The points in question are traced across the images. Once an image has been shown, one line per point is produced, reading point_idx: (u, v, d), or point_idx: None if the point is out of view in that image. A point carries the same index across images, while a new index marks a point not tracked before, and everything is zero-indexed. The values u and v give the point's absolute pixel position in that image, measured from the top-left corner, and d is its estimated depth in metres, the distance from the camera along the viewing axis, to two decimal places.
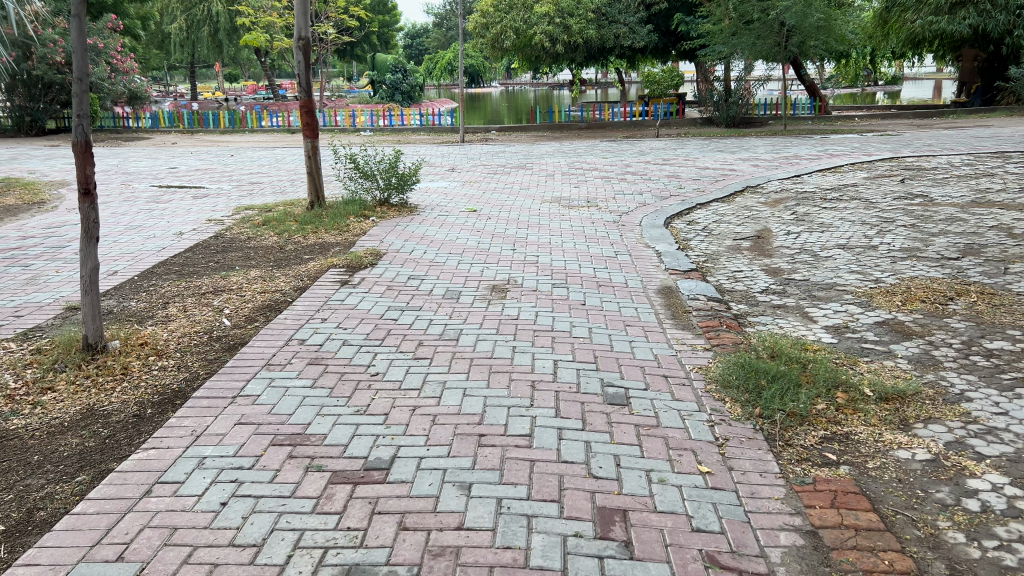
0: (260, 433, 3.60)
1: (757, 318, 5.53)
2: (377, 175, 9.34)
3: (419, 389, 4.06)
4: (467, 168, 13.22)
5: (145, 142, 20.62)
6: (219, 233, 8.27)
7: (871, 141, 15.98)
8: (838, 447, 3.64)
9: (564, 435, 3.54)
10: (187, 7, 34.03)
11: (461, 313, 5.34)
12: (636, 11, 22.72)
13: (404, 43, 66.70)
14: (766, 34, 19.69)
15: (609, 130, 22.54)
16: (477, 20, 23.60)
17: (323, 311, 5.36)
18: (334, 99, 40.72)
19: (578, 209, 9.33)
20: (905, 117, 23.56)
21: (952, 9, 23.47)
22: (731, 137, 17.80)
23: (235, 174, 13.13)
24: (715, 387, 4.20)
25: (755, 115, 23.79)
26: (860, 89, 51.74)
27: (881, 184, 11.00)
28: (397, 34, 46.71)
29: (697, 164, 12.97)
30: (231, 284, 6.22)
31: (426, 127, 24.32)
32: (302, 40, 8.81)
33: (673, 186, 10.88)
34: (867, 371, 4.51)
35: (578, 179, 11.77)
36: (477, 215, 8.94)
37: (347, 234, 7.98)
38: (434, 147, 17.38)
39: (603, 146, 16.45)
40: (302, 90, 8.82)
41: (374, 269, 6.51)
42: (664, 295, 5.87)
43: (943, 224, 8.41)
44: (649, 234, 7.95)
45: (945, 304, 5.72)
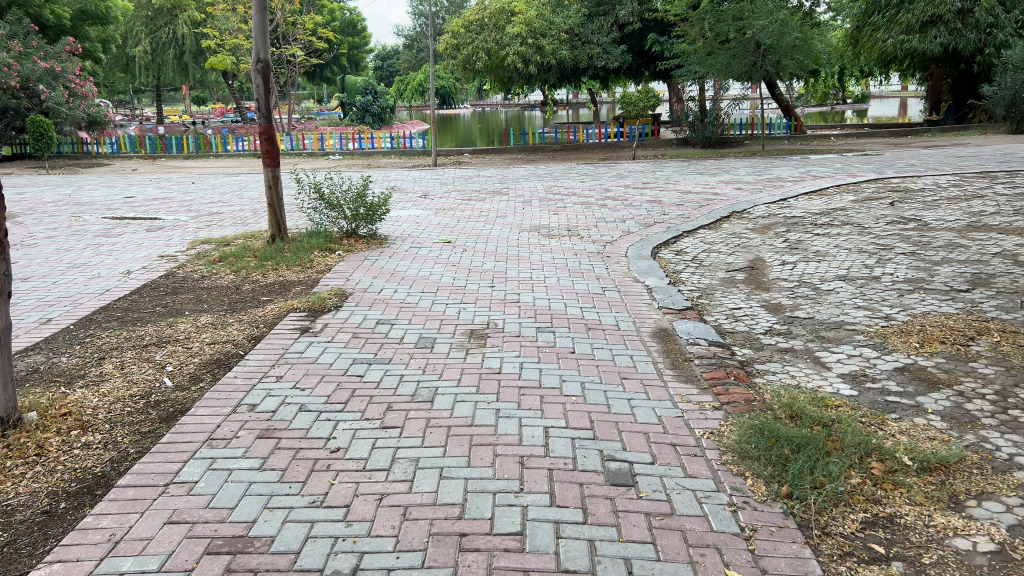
0: (193, 536, 2.95)
1: (765, 365, 4.99)
2: (344, 205, 8.73)
3: (388, 470, 3.44)
4: (441, 195, 12.64)
5: (104, 169, 19.80)
6: (171, 271, 7.59)
7: (853, 161, 15.67)
8: (885, 535, 3.10)
9: (563, 533, 2.97)
10: (151, 29, 33.31)
11: (436, 367, 4.72)
12: (609, 31, 22.28)
13: (375, 65, 66.20)
14: (742, 54, 19.44)
15: (584, 152, 22.19)
16: (449, 41, 23.35)
17: (278, 368, 4.72)
18: (303, 121, 39.99)
19: (558, 239, 8.78)
20: (879, 135, 23.46)
21: (923, 28, 23.50)
22: (710, 159, 17.40)
23: (195, 203, 12.43)
24: (731, 457, 3.64)
25: (730, 135, 23.57)
26: (829, 106, 52.13)
27: (870, 208, 10.61)
28: (366, 56, 46.22)
29: (679, 188, 12.51)
30: (178, 334, 5.55)
31: (397, 150, 23.76)
32: (260, 62, 8.20)
33: (657, 213, 10.37)
34: (897, 432, 3.98)
35: (557, 205, 11.24)
36: (452, 247, 8.36)
37: (311, 271, 7.35)
38: (405, 171, 16.81)
39: (581, 170, 15.95)
40: (262, 116, 8.20)
41: (338, 313, 5.90)
42: (660, 340, 5.31)
43: (943, 251, 7.99)
44: (636, 267, 7.41)
45: (967, 346, 5.23)
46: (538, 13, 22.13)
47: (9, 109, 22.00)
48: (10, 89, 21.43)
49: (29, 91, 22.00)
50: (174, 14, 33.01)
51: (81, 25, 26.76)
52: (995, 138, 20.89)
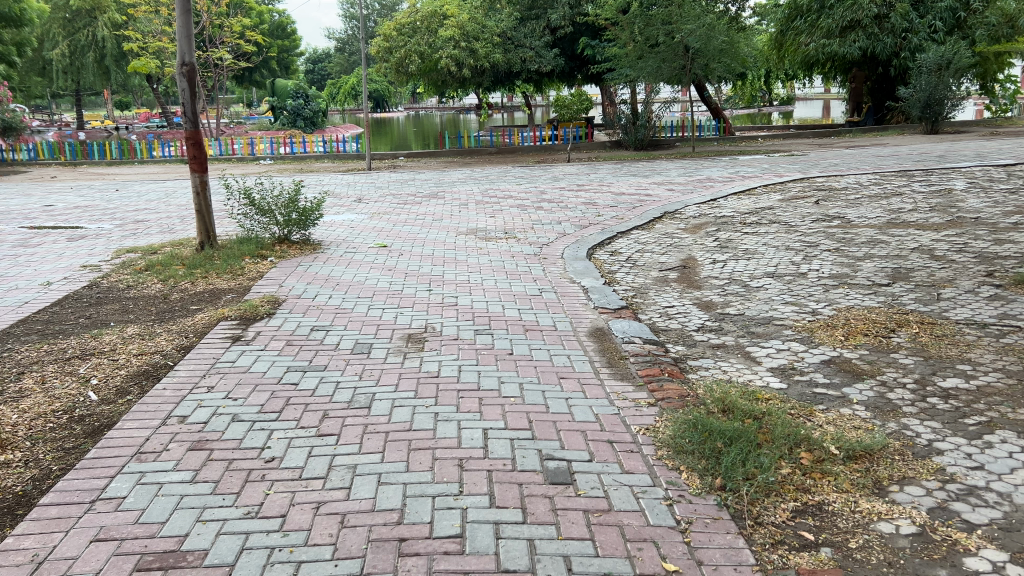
0: (121, 553, 2.86)
1: (698, 361, 5.09)
2: (275, 210, 8.58)
3: (325, 478, 3.40)
4: (375, 199, 12.53)
5: (22, 177, 19.03)
6: (94, 281, 7.33)
7: (780, 161, 16.12)
8: (814, 523, 3.20)
9: (503, 534, 2.98)
10: (69, 32, 32.19)
11: (373, 372, 4.68)
12: (542, 34, 22.47)
13: (306, 69, 65.25)
14: (671, 57, 19.78)
15: (520, 155, 22.29)
16: (380, 44, 23.11)
17: (210, 378, 4.61)
18: (233, 126, 39.12)
19: (494, 241, 8.80)
20: (804, 136, 24.20)
21: (843, 33, 24.33)
22: (643, 161, 17.67)
23: (119, 211, 12.04)
24: (667, 452, 3.71)
25: (662, 137, 23.99)
26: (757, 108, 53.54)
27: (797, 207, 10.93)
28: (297, 59, 45.47)
29: (613, 190, 12.68)
30: (103, 346, 5.36)
31: (330, 154, 23.45)
32: (185, 65, 7.99)
33: (591, 214, 10.48)
34: (825, 422, 4.11)
35: (492, 208, 11.26)
36: (388, 251, 8.29)
37: (242, 278, 7.20)
38: (339, 176, 16.61)
39: (516, 172, 16.01)
40: (188, 121, 8.00)
41: (271, 320, 5.79)
42: (597, 339, 5.37)
43: (866, 247, 8.28)
44: (572, 268, 7.48)
45: (888, 338, 5.44)
46: (470, 17, 22.16)
47: None
48: None
49: None
50: (93, 16, 31.96)
51: None
52: (912, 138, 21.75)
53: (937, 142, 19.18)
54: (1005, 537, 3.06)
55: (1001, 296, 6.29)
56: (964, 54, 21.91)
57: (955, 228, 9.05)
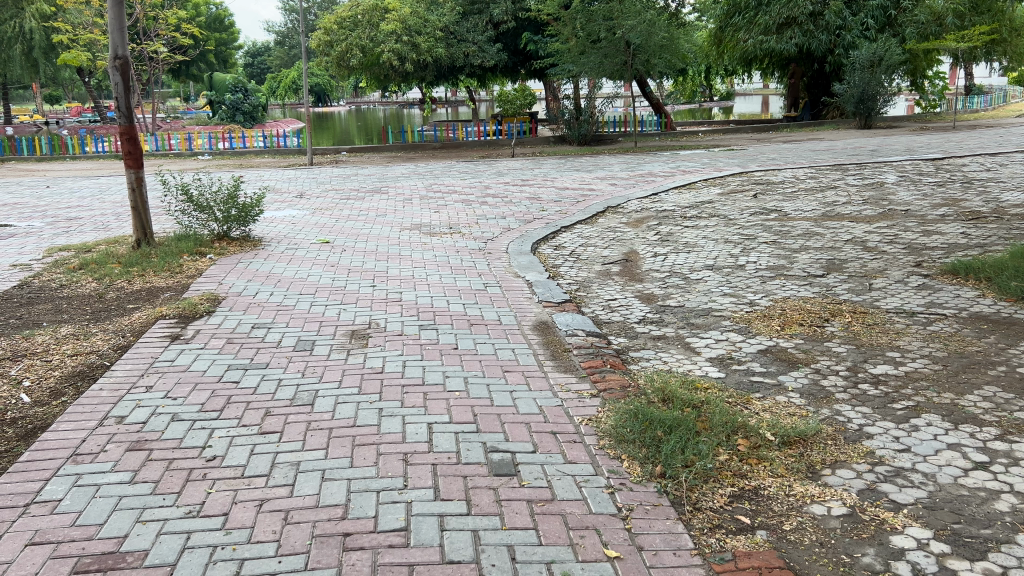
0: (58, 556, 2.80)
1: (639, 352, 5.19)
2: (214, 206, 8.43)
3: (268, 475, 3.38)
4: (317, 194, 12.41)
5: None
6: (25, 280, 7.10)
7: (719, 156, 16.44)
8: (750, 507, 3.30)
9: (447, 526, 3.01)
10: None
11: (316, 369, 4.66)
12: (484, 29, 22.57)
13: (245, 62, 63.93)
14: (613, 53, 19.96)
15: (464, 150, 22.32)
16: (321, 37, 22.81)
17: (148, 377, 4.53)
18: (168, 120, 38.13)
19: (439, 237, 8.80)
20: (743, 131, 24.72)
21: (779, 30, 24.94)
22: (586, 156, 17.82)
23: (50, 208, 11.66)
24: (609, 441, 3.78)
25: (605, 132, 24.22)
26: (698, 104, 54.51)
27: (736, 200, 11.18)
28: (236, 52, 44.55)
29: (557, 185, 12.77)
30: (35, 347, 5.22)
31: (271, 149, 23.09)
32: (118, 58, 7.77)
33: (535, 209, 10.55)
34: (761, 410, 4.24)
35: (437, 203, 11.25)
36: (331, 247, 8.22)
37: (180, 276, 7.06)
38: (279, 171, 16.36)
39: (460, 168, 16.00)
40: (122, 116, 7.80)
41: (211, 319, 5.70)
42: (540, 332, 5.43)
43: (802, 239, 8.53)
44: (517, 262, 7.52)
45: (822, 327, 5.62)
46: (412, 11, 22.02)
47: None
48: None
49: None
50: (19, 6, 30.85)
51: None
52: (846, 133, 22.37)
53: (868, 138, 19.80)
54: (929, 515, 3.21)
55: (928, 285, 6.56)
56: (894, 51, 22.51)
57: (886, 220, 9.37)
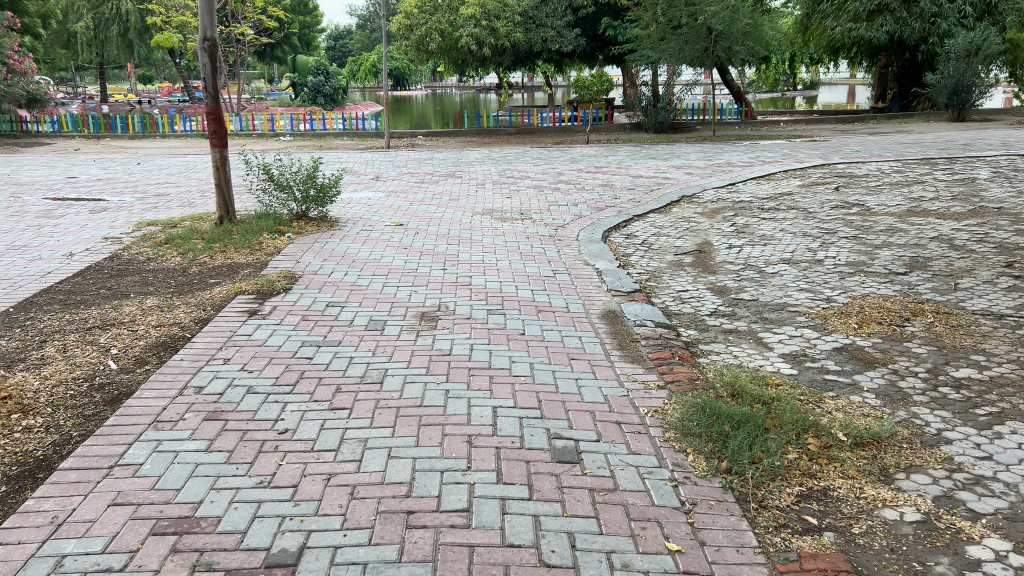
0: (138, 518, 2.94)
1: (709, 345, 5.11)
2: (294, 186, 8.64)
3: (336, 450, 3.46)
4: (393, 177, 12.59)
5: (46, 148, 19.25)
6: (116, 253, 7.44)
7: (801, 147, 15.98)
8: (819, 508, 3.22)
9: (509, 509, 3.03)
10: (94, 5, 32.46)
11: (386, 349, 4.74)
12: (563, 14, 22.42)
13: (327, 45, 65.17)
14: (694, 40, 19.59)
15: (539, 136, 22.30)
16: (401, 21, 22.99)
17: (227, 350, 4.70)
18: (253, 101, 39.22)
19: (510, 222, 8.81)
20: (827, 122, 23.98)
21: (870, 17, 23.96)
22: (662, 143, 17.56)
23: (140, 184, 12.16)
24: (674, 434, 3.74)
25: (683, 120, 23.82)
26: (780, 93, 53.08)
27: (817, 193, 10.87)
28: (319, 35, 45.41)
29: (631, 172, 12.62)
30: (123, 317, 5.47)
31: (349, 132, 23.52)
32: (207, 40, 8.03)
33: (608, 197, 10.45)
34: (834, 409, 4.13)
35: (509, 189, 11.26)
36: (404, 229, 8.33)
37: (260, 253, 7.27)
38: (357, 153, 16.65)
39: (534, 153, 15.98)
40: (209, 96, 8.05)
41: (287, 296, 5.86)
42: (609, 322, 5.40)
43: (885, 235, 8.24)
44: (588, 250, 7.48)
45: (902, 326, 5.42)
46: None
47: None
48: None
49: None
50: None
51: None
52: (937, 126, 21.43)
53: (961, 131, 18.93)
54: (1010, 527, 3.07)
55: (1020, 287, 6.25)
56: (994, 40, 21.33)
57: (976, 218, 8.95)
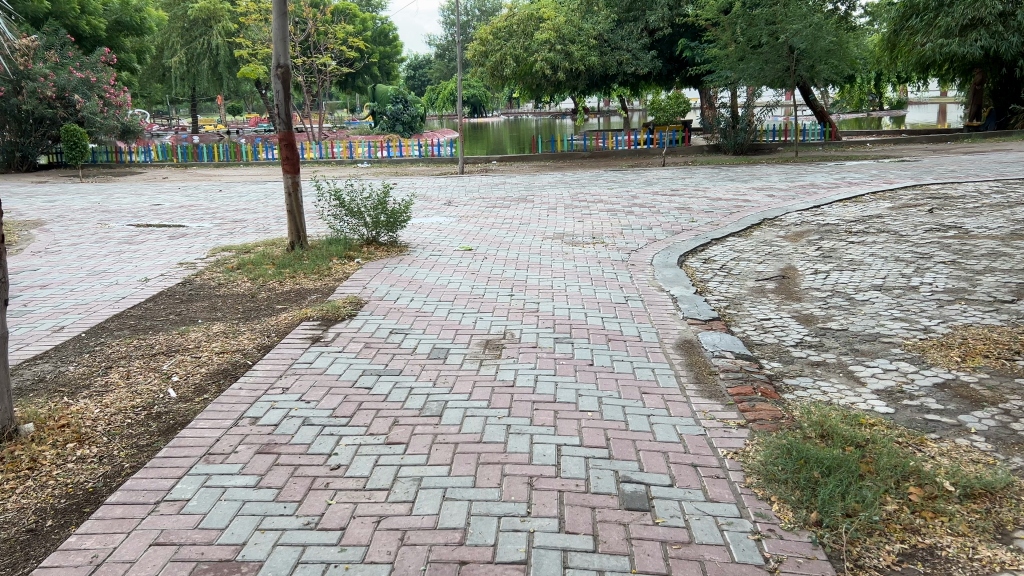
0: (178, 560, 2.79)
1: (795, 380, 4.71)
2: (364, 212, 8.60)
3: (389, 490, 3.25)
4: (465, 202, 12.52)
5: (137, 177, 20.08)
6: (189, 278, 7.54)
7: (890, 168, 15.21)
8: (925, 570, 2.83)
9: (571, 563, 2.75)
10: (187, 40, 34.00)
11: (448, 379, 4.53)
12: (639, 37, 22.13)
13: (407, 75, 66.44)
14: (774, 59, 19.05)
15: (614, 159, 22.04)
16: (476, 48, 23.13)
17: (286, 378, 4.58)
18: (333, 130, 40.16)
19: (582, 247, 8.55)
20: (918, 142, 22.93)
21: (963, 32, 22.93)
22: (742, 165, 17.03)
23: (220, 210, 12.44)
24: (757, 479, 3.40)
25: (763, 141, 23.16)
26: (865, 113, 51.42)
27: (909, 215, 10.24)
28: (398, 65, 46.35)
29: (709, 195, 12.21)
30: (188, 343, 5.45)
31: (424, 158, 23.74)
32: (280, 67, 8.09)
33: (685, 220, 10.09)
34: (938, 454, 3.69)
35: (582, 212, 11.02)
36: (473, 254, 8.18)
37: (328, 279, 7.21)
38: (431, 179, 16.71)
39: (608, 176, 15.70)
40: (282, 122, 8.09)
41: (352, 322, 5.72)
42: (684, 352, 5.06)
43: (987, 259, 7.63)
44: (662, 276, 7.15)
45: (1013, 361, 4.90)
46: (567, 19, 21.96)
47: (46, 118, 22.57)
48: (46, 98, 21.93)
49: (64, 101, 22.57)
50: (208, 25, 33.51)
51: (117, 36, 27.19)
52: None
53: None
54: None
55: None
56: None
57: None
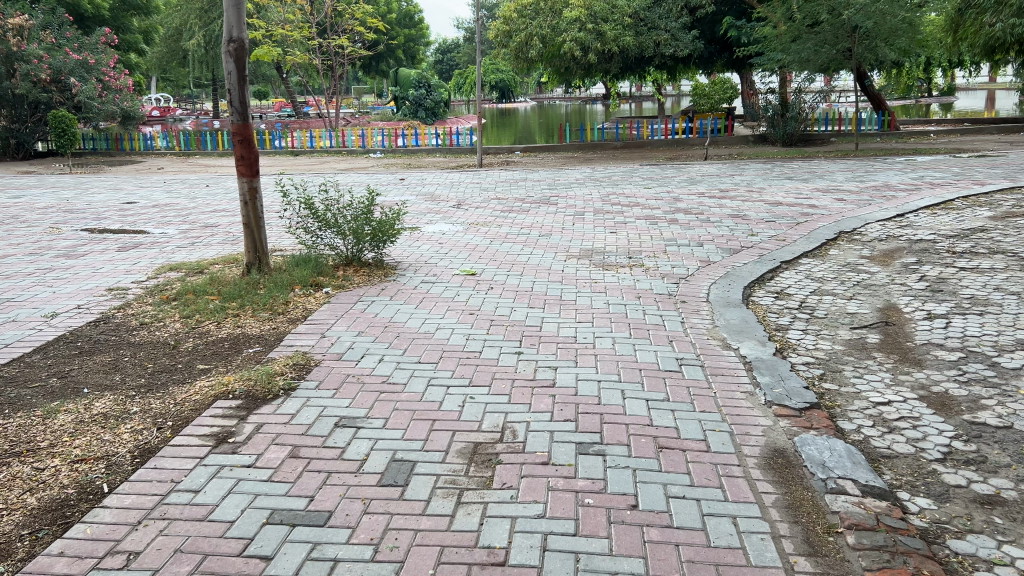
0: None
1: (969, 543, 2.88)
2: (344, 224, 6.87)
3: None
4: (477, 204, 10.77)
5: (130, 168, 18.52)
6: (108, 313, 5.82)
7: (973, 164, 13.14)
8: None
9: None
10: (205, 23, 32.55)
11: (401, 541, 2.80)
12: (679, 15, 20.15)
13: (435, 59, 64.69)
14: (833, 39, 16.96)
15: (649, 151, 20.15)
16: (499, 27, 21.16)
17: (144, 533, 2.87)
18: (355, 116, 38.51)
19: (615, 271, 6.74)
20: (987, 131, 20.70)
21: None
22: (797, 159, 15.08)
23: (194, 212, 10.78)
24: None
25: (815, 131, 21.09)
26: (913, 99, 48.58)
27: (1022, 228, 8.28)
28: (423, 49, 44.45)
29: (766, 198, 10.31)
30: (40, 438, 3.72)
31: (442, 148, 21.98)
32: (232, 41, 6.34)
33: (742, 232, 8.26)
34: None
35: (614, 220, 9.18)
36: (476, 281, 6.43)
37: (280, 320, 5.49)
38: (444, 173, 14.93)
39: (645, 172, 13.83)
40: (235, 113, 6.36)
41: (284, 405, 3.99)
42: (780, 479, 3.26)
43: None
44: (725, 322, 5.34)
45: None
46: None
47: (41, 103, 21.08)
48: (40, 82, 20.40)
49: (60, 84, 21.03)
50: None
51: (123, 16, 25.65)
52: None
53: None
54: None
55: None
56: None
57: None
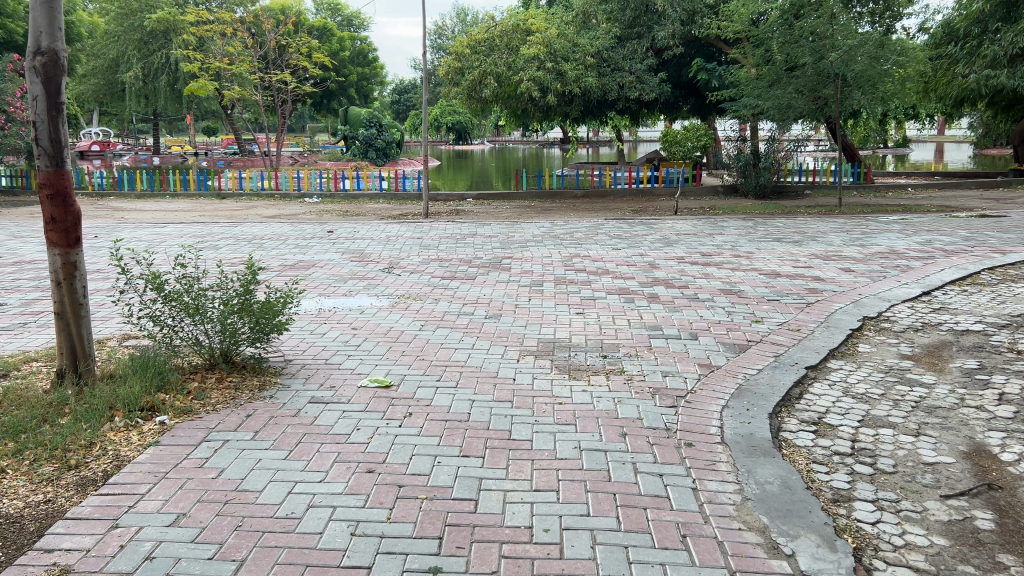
0: None
1: None
2: (210, 314, 4.88)
3: None
4: (413, 266, 8.91)
5: (26, 210, 16.31)
6: None
7: (977, 226, 11.69)
8: None
9: None
10: (142, 54, 30.56)
11: None
12: (644, 57, 18.79)
13: (391, 99, 63.20)
14: (812, 87, 15.56)
15: (613, 201, 18.61)
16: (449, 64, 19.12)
17: None
18: (303, 156, 36.52)
19: (585, 380, 4.90)
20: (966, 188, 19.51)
21: (1012, 63, 19.47)
22: (778, 216, 13.56)
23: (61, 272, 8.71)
24: None
25: (788, 183, 19.79)
26: (870, 151, 48.36)
27: None
28: (377, 89, 42.80)
29: (758, 267, 8.61)
30: None
31: (386, 193, 20.15)
32: (39, 53, 4.39)
33: (743, 317, 6.51)
34: None
35: (579, 294, 7.39)
36: (388, 399, 4.50)
37: (64, 486, 3.44)
38: (382, 224, 13.05)
39: (610, 228, 12.16)
40: (42, 155, 4.38)
41: None
42: None
43: None
44: (761, 490, 3.47)
45: None
46: (559, 33, 18.49)
47: None
48: None
49: None
50: (168, 38, 30.17)
51: None
52: None
53: None
54: None
55: None
56: None
57: None
